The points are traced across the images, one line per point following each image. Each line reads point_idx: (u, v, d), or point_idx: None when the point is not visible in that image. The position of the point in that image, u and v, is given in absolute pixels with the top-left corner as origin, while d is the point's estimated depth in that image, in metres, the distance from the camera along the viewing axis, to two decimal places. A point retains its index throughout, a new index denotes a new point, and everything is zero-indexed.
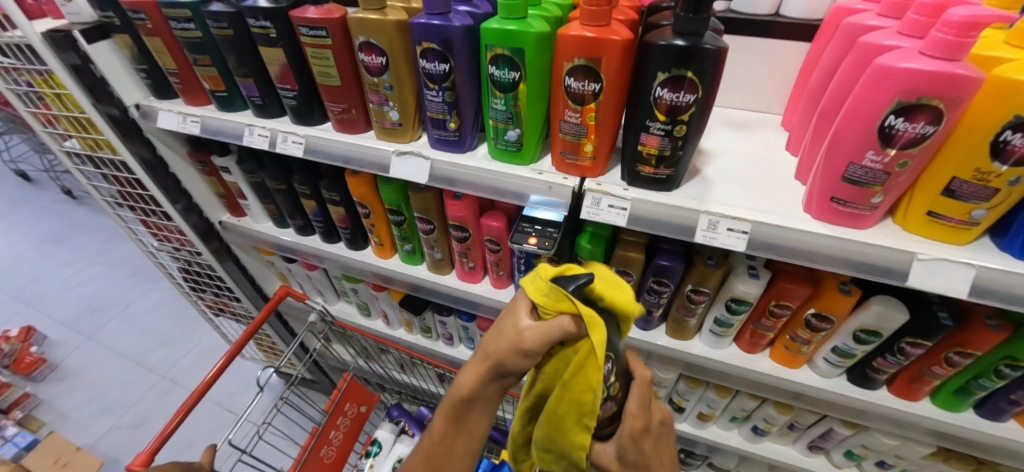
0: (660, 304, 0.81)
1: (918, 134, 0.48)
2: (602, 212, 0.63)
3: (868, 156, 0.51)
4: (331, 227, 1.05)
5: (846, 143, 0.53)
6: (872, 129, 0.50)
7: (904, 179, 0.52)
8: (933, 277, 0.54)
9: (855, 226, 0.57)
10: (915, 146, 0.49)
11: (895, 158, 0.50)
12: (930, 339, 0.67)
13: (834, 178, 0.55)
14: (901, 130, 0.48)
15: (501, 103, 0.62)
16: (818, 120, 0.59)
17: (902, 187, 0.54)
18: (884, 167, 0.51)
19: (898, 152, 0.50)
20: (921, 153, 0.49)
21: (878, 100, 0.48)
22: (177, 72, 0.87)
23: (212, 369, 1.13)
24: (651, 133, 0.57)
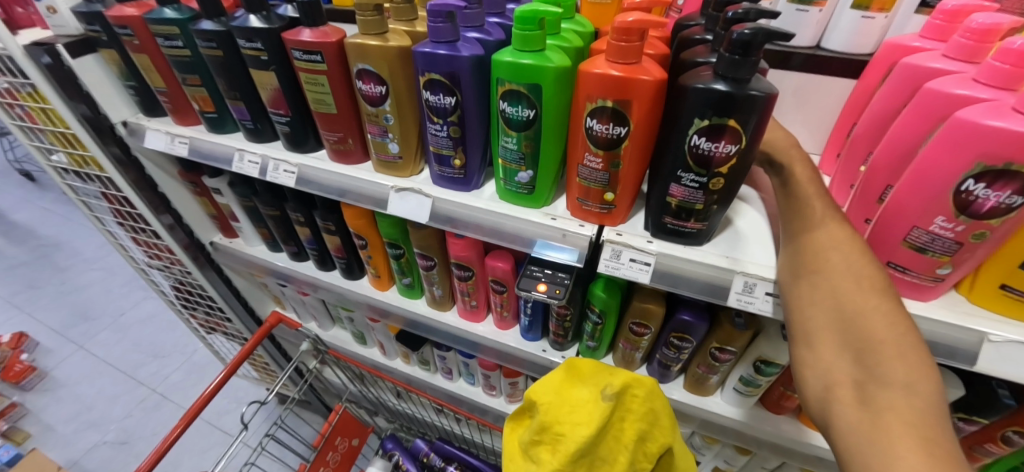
0: (679, 359, 0.73)
1: (1003, 204, 0.40)
2: (622, 267, 0.56)
3: (937, 222, 0.44)
4: (326, 254, 0.99)
5: (908, 205, 0.46)
6: (944, 193, 0.43)
7: (979, 250, 0.44)
8: (1005, 363, 0.47)
9: (914, 297, 0.50)
10: (998, 216, 0.41)
11: (970, 228, 0.43)
12: (986, 418, 0.60)
13: (891, 241, 0.48)
14: (982, 198, 0.41)
15: (512, 142, 0.55)
16: (872, 172, 0.52)
17: (976, 260, 0.46)
18: (956, 237, 0.44)
19: (975, 223, 0.42)
20: (1004, 226, 0.42)
21: (950, 160, 0.42)
22: (165, 90, 0.81)
23: (207, 389, 1.02)
24: (683, 184, 0.50)
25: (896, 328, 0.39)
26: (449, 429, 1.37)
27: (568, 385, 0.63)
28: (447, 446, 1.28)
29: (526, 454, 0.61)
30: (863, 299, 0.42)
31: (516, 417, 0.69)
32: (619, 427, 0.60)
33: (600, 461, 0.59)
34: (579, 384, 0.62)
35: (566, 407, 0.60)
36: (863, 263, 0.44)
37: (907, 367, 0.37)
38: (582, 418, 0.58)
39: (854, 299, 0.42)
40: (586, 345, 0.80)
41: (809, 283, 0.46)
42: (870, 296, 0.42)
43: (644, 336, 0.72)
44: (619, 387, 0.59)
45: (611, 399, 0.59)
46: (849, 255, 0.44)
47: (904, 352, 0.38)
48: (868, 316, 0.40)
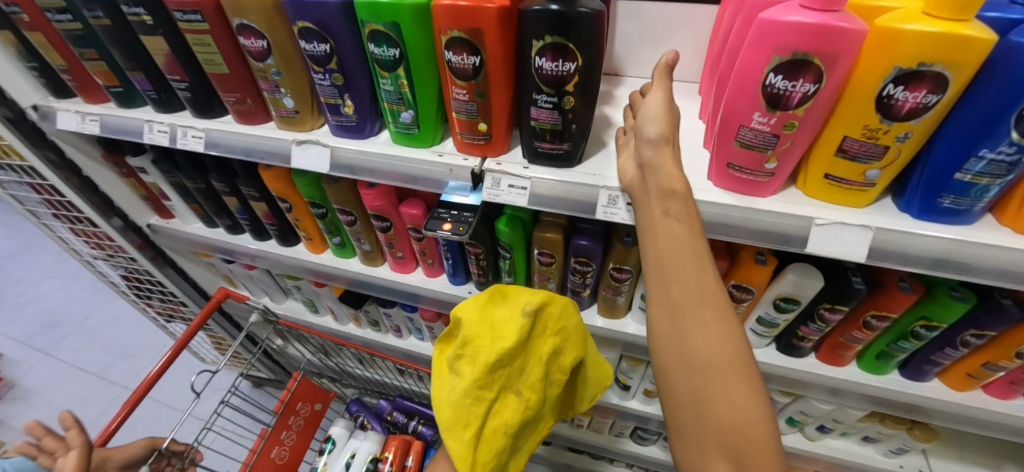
0: (586, 284, 0.79)
1: (801, 93, 0.46)
2: (503, 193, 0.60)
3: (756, 118, 0.49)
4: (260, 224, 1.02)
5: (734, 108, 0.51)
6: (756, 90, 0.48)
7: (796, 142, 0.50)
8: (831, 242, 0.53)
9: (755, 194, 0.55)
10: (800, 106, 0.47)
11: (781, 120, 0.48)
12: (847, 304, 0.66)
13: (727, 144, 0.54)
14: (785, 89, 0.46)
15: (389, 83, 0.58)
16: (718, 85, 0.57)
17: (798, 153, 0.52)
18: (772, 130, 0.49)
19: (784, 113, 0.48)
20: (808, 115, 0.48)
21: (758, 59, 0.46)
22: (67, 68, 0.81)
23: (150, 370, 1.03)
24: (541, 106, 0.54)
25: (745, 378, 0.42)
26: (412, 388, 1.44)
27: (491, 304, 0.68)
28: (408, 402, 1.34)
29: (452, 366, 0.69)
30: (718, 337, 0.44)
31: (447, 336, 0.76)
32: (536, 343, 0.67)
33: (518, 371, 0.67)
34: (499, 305, 0.68)
35: (486, 327, 0.66)
36: (714, 294, 0.46)
37: (760, 419, 0.40)
38: (500, 334, 0.64)
39: (714, 349, 0.43)
40: (506, 282, 0.85)
41: (672, 323, 0.46)
42: (727, 346, 0.43)
43: (552, 266, 0.77)
44: (537, 306, 0.65)
45: (529, 316, 0.65)
46: (711, 293, 0.46)
47: (744, 384, 0.42)
48: (720, 355, 0.43)
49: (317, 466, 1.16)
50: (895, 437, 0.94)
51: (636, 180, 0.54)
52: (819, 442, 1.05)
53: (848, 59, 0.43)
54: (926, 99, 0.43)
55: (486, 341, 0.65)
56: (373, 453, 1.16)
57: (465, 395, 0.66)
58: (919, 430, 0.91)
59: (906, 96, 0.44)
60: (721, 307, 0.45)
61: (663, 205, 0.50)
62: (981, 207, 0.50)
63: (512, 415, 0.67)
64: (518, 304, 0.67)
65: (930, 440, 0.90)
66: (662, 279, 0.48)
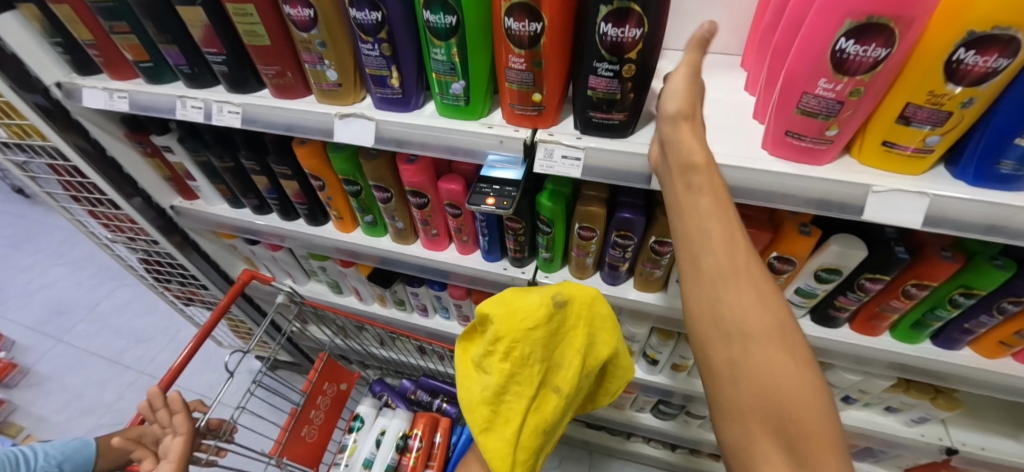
0: (626, 259, 0.79)
1: (871, 58, 0.46)
2: (556, 164, 0.60)
3: (821, 84, 0.49)
4: (287, 203, 1.01)
5: (797, 74, 0.51)
6: (824, 56, 0.48)
7: (859, 109, 0.50)
8: (885, 209, 0.54)
9: (811, 163, 0.56)
10: (868, 71, 0.47)
11: (847, 86, 0.48)
12: (888, 274, 0.67)
13: (786, 112, 0.54)
14: (855, 54, 0.46)
15: (441, 52, 0.58)
16: (774, 54, 0.57)
17: (859, 120, 0.52)
18: (837, 96, 0.49)
19: (850, 79, 0.48)
20: (874, 81, 0.48)
21: (827, 23, 0.46)
22: (94, 42, 0.79)
23: (178, 358, 0.99)
24: (600, 74, 0.54)
25: (788, 350, 0.41)
26: (433, 367, 1.46)
27: (517, 297, 0.68)
28: (431, 381, 1.36)
29: (482, 363, 0.69)
30: (754, 306, 0.43)
31: (472, 332, 0.76)
32: (569, 335, 0.69)
33: (554, 364, 0.68)
34: (522, 293, 0.69)
35: (515, 314, 0.66)
36: (747, 261, 0.45)
37: (813, 401, 0.39)
38: (532, 325, 0.65)
39: (748, 317, 0.43)
40: (543, 257, 0.86)
41: (705, 298, 0.45)
42: (765, 317, 0.42)
43: (592, 240, 0.78)
44: (565, 295, 0.67)
45: (559, 304, 0.67)
46: (739, 258, 0.45)
47: (787, 351, 0.41)
48: (755, 322, 0.42)
49: (347, 443, 1.15)
50: (919, 406, 0.96)
51: (659, 158, 0.54)
52: (841, 413, 1.07)
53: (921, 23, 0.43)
54: (996, 63, 0.43)
55: (517, 330, 0.66)
56: (403, 430, 1.18)
57: (503, 390, 0.67)
58: (943, 399, 0.93)
59: (976, 61, 0.44)
60: (752, 273, 0.45)
61: (684, 180, 0.49)
62: None
63: (554, 409, 0.68)
64: (542, 291, 0.69)
65: (953, 409, 0.93)
66: (688, 246, 0.47)
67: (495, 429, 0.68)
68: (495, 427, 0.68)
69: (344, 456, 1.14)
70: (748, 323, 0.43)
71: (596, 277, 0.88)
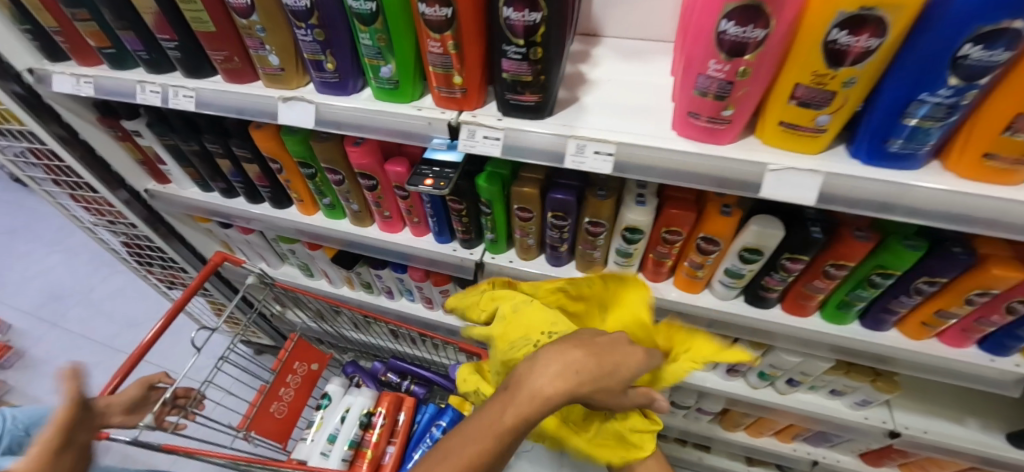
0: (564, 239, 0.82)
1: (750, 39, 0.48)
2: (478, 144, 0.64)
3: (712, 65, 0.52)
4: (253, 186, 1.05)
5: (694, 55, 0.53)
6: (711, 38, 0.50)
7: (750, 89, 0.53)
8: (782, 187, 0.56)
9: (715, 142, 0.59)
10: (750, 52, 0.49)
11: (734, 67, 0.51)
12: (806, 254, 0.69)
13: (689, 92, 0.57)
14: (737, 36, 0.48)
15: (367, 37, 0.61)
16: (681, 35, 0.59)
17: (754, 100, 0.54)
18: (727, 77, 0.52)
19: (736, 60, 0.50)
20: (759, 62, 0.50)
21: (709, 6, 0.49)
22: (59, 29, 0.83)
23: (147, 335, 1.04)
24: (510, 57, 0.57)
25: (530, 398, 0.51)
26: (405, 350, 1.50)
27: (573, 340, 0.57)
28: (401, 363, 1.40)
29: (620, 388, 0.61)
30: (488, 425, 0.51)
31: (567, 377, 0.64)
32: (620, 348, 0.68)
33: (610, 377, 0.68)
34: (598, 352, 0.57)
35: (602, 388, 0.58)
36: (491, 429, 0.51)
37: (539, 397, 0.51)
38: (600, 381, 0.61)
39: (507, 408, 0.51)
40: (489, 239, 0.89)
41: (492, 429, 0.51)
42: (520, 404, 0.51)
43: (530, 221, 0.81)
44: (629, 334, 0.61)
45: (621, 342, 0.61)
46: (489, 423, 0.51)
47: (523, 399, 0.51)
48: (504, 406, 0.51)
49: (314, 419, 1.21)
50: (861, 389, 0.99)
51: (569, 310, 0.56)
52: (790, 396, 1.10)
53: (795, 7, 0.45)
54: (869, 43, 0.46)
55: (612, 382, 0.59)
56: (367, 408, 1.22)
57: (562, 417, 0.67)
58: (883, 382, 0.95)
59: (851, 41, 0.46)
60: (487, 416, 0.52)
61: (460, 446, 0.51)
62: (925, 151, 0.53)
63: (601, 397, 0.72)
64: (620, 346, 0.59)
65: (892, 391, 0.95)
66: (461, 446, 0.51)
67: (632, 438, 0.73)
68: (638, 436, 0.73)
69: (310, 431, 1.19)
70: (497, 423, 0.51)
71: (541, 259, 0.92)
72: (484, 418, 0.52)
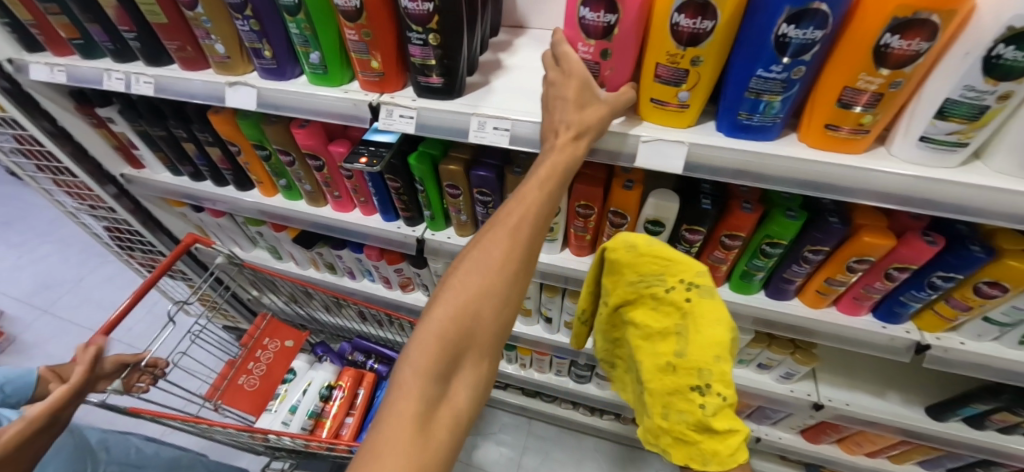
0: (491, 215, 0.90)
1: (604, 22, 0.57)
2: (395, 122, 0.71)
3: (581, 46, 0.61)
4: (217, 170, 1.13)
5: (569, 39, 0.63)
6: (575, 22, 0.59)
7: (616, 67, 0.62)
8: (654, 157, 0.63)
9: None
10: (608, 34, 0.58)
11: (598, 47, 0.60)
12: (701, 224, 0.76)
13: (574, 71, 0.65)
14: (593, 19, 0.57)
15: (294, 26, 0.69)
16: None
17: (623, 76, 0.63)
18: (594, 56, 0.61)
19: (598, 41, 0.59)
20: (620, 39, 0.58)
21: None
22: (34, 22, 0.91)
23: (113, 315, 1.10)
24: (415, 43, 0.64)
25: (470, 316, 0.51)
26: (372, 332, 1.58)
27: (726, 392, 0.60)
28: (365, 342, 1.47)
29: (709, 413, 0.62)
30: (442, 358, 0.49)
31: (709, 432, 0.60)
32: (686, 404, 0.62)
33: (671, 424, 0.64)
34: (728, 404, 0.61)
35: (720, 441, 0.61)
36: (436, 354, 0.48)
37: (484, 304, 0.51)
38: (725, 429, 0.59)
39: (440, 329, 0.49)
40: (427, 216, 0.96)
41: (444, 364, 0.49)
42: (455, 325, 0.50)
43: (460, 198, 0.88)
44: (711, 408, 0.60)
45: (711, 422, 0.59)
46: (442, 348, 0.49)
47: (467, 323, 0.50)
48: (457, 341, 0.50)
49: (279, 392, 1.28)
50: (783, 362, 1.05)
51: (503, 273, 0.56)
52: None
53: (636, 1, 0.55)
54: (702, 24, 0.53)
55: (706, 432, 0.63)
56: (328, 382, 1.31)
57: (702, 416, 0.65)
58: (801, 354, 1.02)
59: (689, 24, 0.53)
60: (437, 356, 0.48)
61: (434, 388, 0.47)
62: (777, 121, 0.60)
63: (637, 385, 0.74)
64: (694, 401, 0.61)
65: (809, 363, 1.02)
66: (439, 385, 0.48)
67: (719, 450, 0.59)
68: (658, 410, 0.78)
69: (275, 403, 1.26)
70: (453, 348, 0.49)
71: None
72: (440, 313, 0.50)
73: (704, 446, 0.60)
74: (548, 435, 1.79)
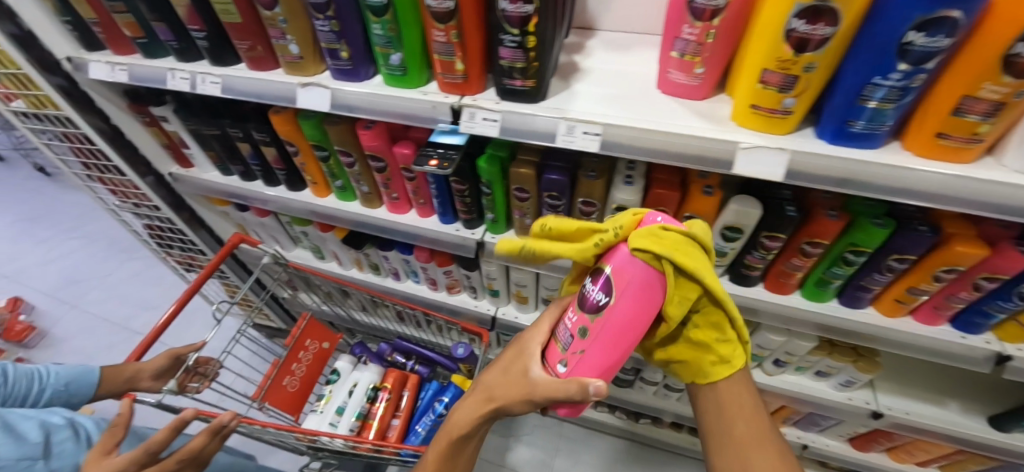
0: (558, 219, 0.88)
1: (715, 7, 0.58)
2: (478, 125, 0.70)
3: (685, 29, 0.62)
4: (269, 170, 1.12)
5: (672, 22, 0.64)
6: (684, 6, 0.61)
7: (717, 48, 0.63)
8: (752, 164, 0.61)
9: (694, 97, 0.69)
10: (715, 17, 0.59)
11: (703, 30, 0.61)
12: (783, 231, 0.74)
13: (669, 54, 0.67)
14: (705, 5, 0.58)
15: (379, 27, 0.67)
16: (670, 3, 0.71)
17: (721, 58, 0.65)
18: (697, 39, 0.62)
19: (705, 24, 0.60)
20: (723, 24, 0.61)
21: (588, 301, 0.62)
22: (98, 21, 0.91)
23: (161, 318, 1.11)
24: (507, 46, 0.63)
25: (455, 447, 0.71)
26: (410, 333, 1.57)
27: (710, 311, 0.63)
28: (406, 343, 1.46)
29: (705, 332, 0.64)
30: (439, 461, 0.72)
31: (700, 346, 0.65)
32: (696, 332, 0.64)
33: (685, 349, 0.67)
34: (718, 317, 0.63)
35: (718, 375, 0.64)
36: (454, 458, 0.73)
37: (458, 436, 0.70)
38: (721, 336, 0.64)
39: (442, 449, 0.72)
40: (489, 219, 0.95)
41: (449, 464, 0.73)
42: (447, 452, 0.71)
43: (527, 201, 0.87)
44: (707, 322, 0.64)
45: (718, 340, 0.64)
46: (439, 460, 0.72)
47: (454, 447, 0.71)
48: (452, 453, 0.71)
49: (323, 393, 1.28)
50: (843, 370, 1.02)
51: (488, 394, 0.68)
52: (777, 377, 1.14)
53: (635, 290, 0.57)
54: (824, 31, 0.52)
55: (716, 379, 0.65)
56: (374, 383, 1.30)
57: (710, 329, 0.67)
58: (864, 362, 0.99)
59: (809, 29, 0.52)
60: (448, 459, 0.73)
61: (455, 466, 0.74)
62: (883, 130, 0.59)
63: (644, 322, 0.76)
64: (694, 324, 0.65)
65: (871, 372, 0.99)
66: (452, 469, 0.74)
67: (725, 361, 0.64)
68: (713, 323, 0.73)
69: (320, 403, 1.26)
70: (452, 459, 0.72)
71: None
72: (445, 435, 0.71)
73: (703, 359, 0.65)
74: (582, 438, 1.77)
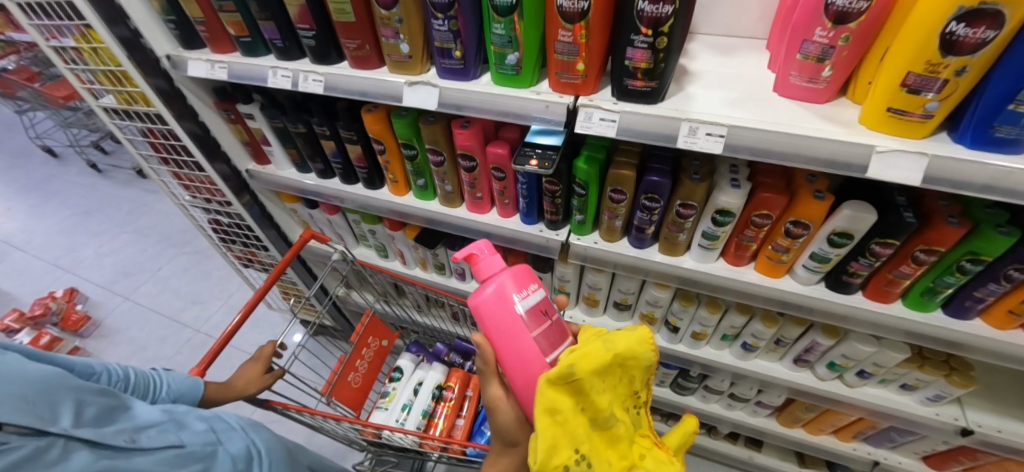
0: (652, 221, 0.88)
1: (857, 9, 0.58)
2: (594, 125, 0.70)
3: (817, 32, 0.62)
4: (349, 168, 1.14)
5: (801, 24, 0.63)
6: (820, 7, 0.60)
7: (849, 52, 0.62)
8: (887, 169, 0.60)
9: (814, 100, 0.69)
10: (854, 20, 0.59)
11: (838, 33, 0.61)
12: (897, 238, 0.72)
13: (791, 56, 0.67)
14: (845, 6, 0.58)
15: (501, 27, 0.68)
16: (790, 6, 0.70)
17: (851, 63, 0.64)
18: (830, 41, 0.62)
19: (841, 27, 0.60)
20: (860, 27, 0.60)
21: None
22: (203, 20, 0.94)
23: (233, 319, 1.06)
24: (637, 46, 0.63)
25: None
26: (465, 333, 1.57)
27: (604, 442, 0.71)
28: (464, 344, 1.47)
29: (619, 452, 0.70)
30: None
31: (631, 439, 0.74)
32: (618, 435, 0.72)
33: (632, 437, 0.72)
34: None
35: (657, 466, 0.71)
36: None
37: None
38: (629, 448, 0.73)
39: None
40: (576, 220, 0.96)
41: None
42: None
43: (622, 203, 0.87)
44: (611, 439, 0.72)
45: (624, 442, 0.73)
46: None
47: None
48: None
49: (387, 391, 1.29)
50: (933, 383, 0.99)
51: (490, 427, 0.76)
52: (857, 389, 1.11)
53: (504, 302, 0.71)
54: (985, 34, 0.50)
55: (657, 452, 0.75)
56: (439, 382, 1.31)
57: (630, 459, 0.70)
58: (958, 376, 0.96)
59: (968, 32, 0.51)
60: None
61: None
62: None
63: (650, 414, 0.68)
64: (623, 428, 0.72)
65: (967, 387, 0.96)
66: None
67: None
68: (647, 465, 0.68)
69: (384, 401, 1.27)
70: None
71: (625, 242, 0.98)
72: None
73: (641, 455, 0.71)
74: None
